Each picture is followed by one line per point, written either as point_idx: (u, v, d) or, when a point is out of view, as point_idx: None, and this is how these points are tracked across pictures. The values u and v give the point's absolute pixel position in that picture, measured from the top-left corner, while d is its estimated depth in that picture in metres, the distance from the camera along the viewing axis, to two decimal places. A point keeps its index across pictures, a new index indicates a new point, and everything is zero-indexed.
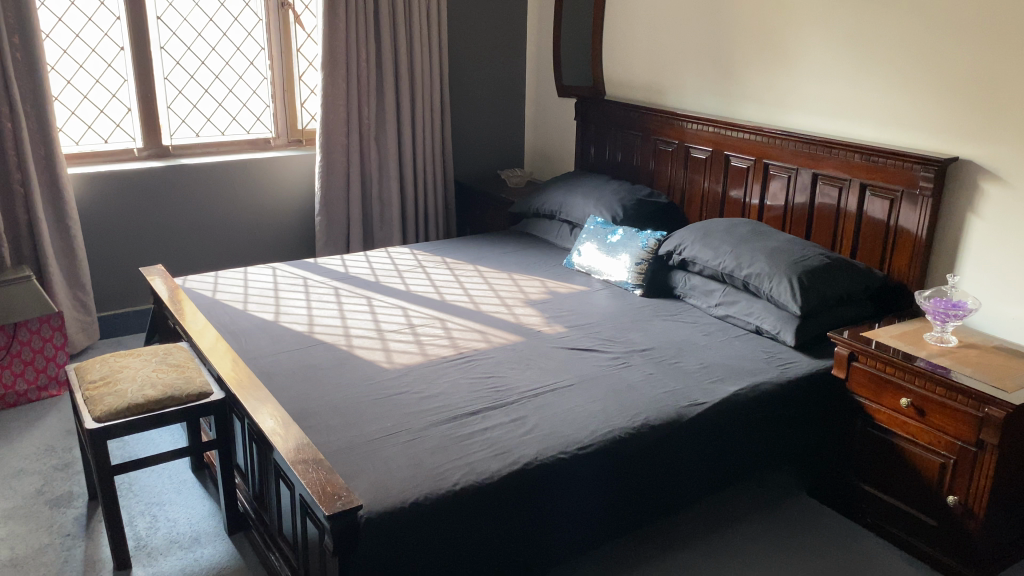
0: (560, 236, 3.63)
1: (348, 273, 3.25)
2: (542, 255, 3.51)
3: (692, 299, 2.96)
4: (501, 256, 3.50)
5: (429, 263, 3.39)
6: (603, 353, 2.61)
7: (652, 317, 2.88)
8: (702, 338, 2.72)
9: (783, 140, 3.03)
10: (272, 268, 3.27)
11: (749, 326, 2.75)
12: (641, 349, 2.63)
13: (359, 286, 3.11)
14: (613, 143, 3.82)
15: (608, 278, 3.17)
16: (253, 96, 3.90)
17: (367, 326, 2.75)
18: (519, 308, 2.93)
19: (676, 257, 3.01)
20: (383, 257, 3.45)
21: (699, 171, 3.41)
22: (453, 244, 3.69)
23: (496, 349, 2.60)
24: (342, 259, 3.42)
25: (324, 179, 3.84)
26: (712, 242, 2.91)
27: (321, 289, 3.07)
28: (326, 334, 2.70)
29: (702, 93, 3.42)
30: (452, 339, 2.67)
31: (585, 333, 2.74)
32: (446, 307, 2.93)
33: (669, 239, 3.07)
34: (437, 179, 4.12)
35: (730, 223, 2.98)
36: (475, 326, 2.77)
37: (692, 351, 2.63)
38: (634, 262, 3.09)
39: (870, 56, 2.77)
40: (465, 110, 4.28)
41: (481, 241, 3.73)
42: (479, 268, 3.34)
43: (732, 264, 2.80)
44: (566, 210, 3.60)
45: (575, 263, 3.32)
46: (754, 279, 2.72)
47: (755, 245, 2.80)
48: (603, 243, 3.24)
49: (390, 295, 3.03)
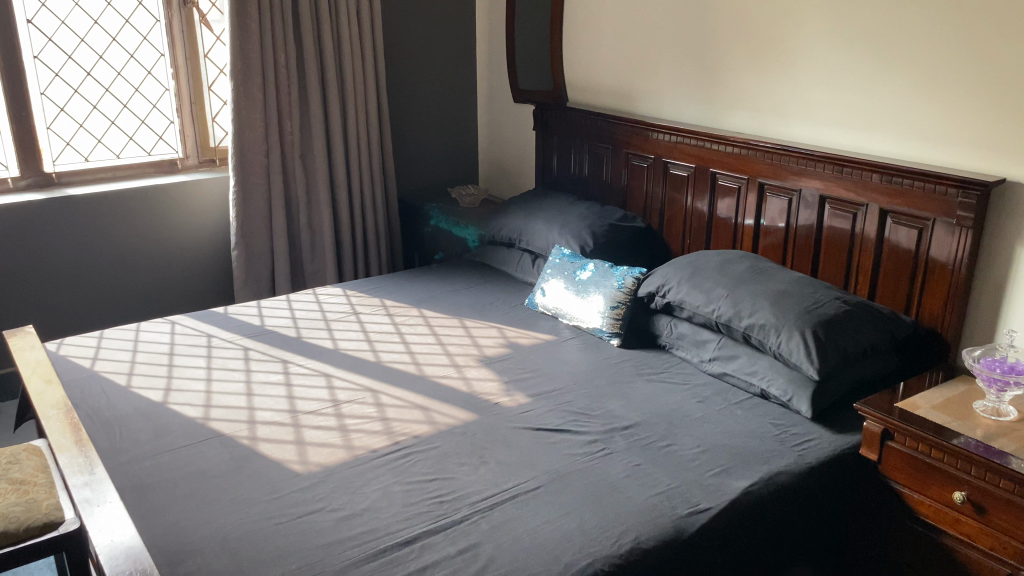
0: (521, 268, 3.09)
1: (264, 328, 2.69)
2: (499, 293, 2.97)
3: (680, 351, 2.45)
4: (450, 296, 2.96)
5: (364, 309, 2.83)
6: (575, 434, 2.08)
7: (633, 377, 2.36)
8: (697, 407, 2.21)
9: (782, 155, 2.53)
10: (172, 324, 2.70)
11: (753, 388, 2.25)
12: (622, 427, 2.10)
13: (276, 347, 2.55)
14: (580, 157, 3.30)
15: (579, 323, 2.64)
16: (154, 111, 3.31)
17: (279, 406, 2.19)
18: (471, 371, 2.40)
19: (659, 301, 2.49)
20: (309, 303, 2.89)
21: (681, 190, 2.90)
22: (394, 281, 3.14)
23: (441, 435, 2.06)
24: (259, 307, 2.85)
25: (240, 207, 3.27)
26: (702, 283, 2.39)
27: (228, 352, 2.50)
28: (224, 419, 2.13)
29: (682, 99, 2.90)
30: (386, 420, 2.13)
31: (553, 404, 2.21)
32: (381, 372, 2.38)
33: (651, 276, 2.56)
34: (376, 202, 3.56)
35: (721, 257, 2.47)
36: (415, 399, 2.23)
37: (686, 427, 2.11)
38: (609, 305, 2.56)
39: (888, 56, 2.28)
40: (407, 119, 3.73)
41: (428, 276, 3.19)
42: (425, 314, 2.80)
43: (729, 311, 2.28)
44: (527, 238, 3.06)
45: (538, 304, 2.79)
46: (757, 331, 2.21)
47: (756, 288, 2.29)
48: (571, 281, 2.71)
49: (313, 358, 2.47)
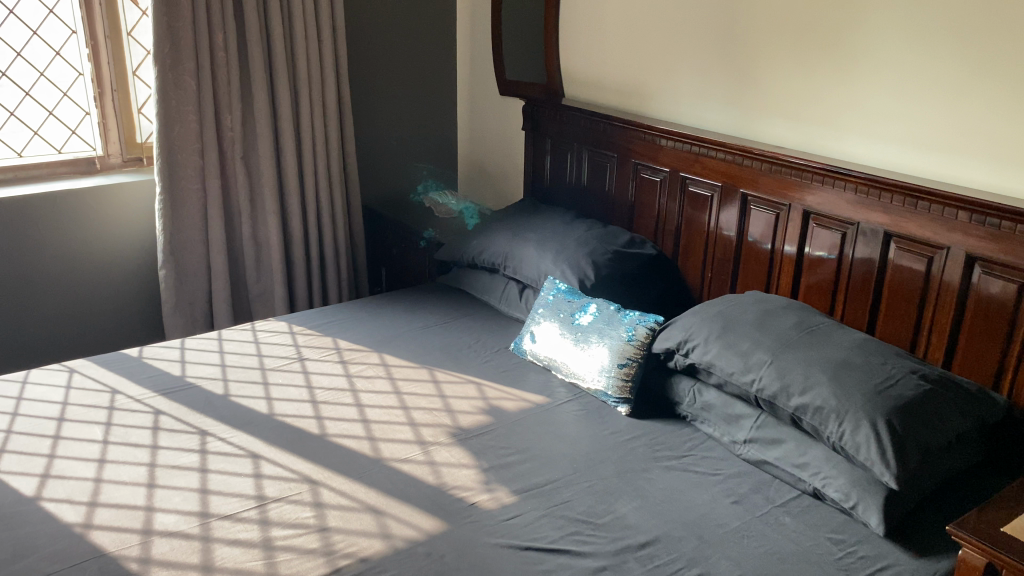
0: (505, 299, 2.56)
1: (185, 381, 2.15)
2: (478, 331, 2.45)
3: (706, 426, 1.95)
4: (419, 334, 2.43)
5: (311, 354, 2.30)
6: (576, 557, 1.57)
7: (647, 464, 1.85)
8: (732, 512, 1.71)
9: (837, 180, 2.02)
10: (69, 376, 2.15)
11: (803, 484, 1.76)
12: (638, 546, 1.60)
13: (196, 411, 2.02)
14: (578, 167, 2.77)
15: (576, 381, 2.13)
16: (65, 101, 2.74)
17: (187, 506, 1.67)
18: (441, 449, 1.88)
19: (680, 360, 1.98)
20: (245, 343, 2.35)
21: (702, 213, 2.39)
22: (352, 311, 2.61)
23: (398, 559, 1.55)
24: (184, 350, 2.32)
25: (167, 216, 2.71)
26: (737, 342, 1.88)
27: (133, 419, 1.97)
28: (111, 527, 1.60)
29: (705, 102, 2.38)
30: (326, 532, 1.61)
31: (547, 506, 1.70)
32: (325, 452, 1.86)
33: (669, 327, 2.05)
34: (335, 210, 3.02)
35: (759, 307, 1.97)
36: (366, 498, 1.71)
37: (721, 546, 1.61)
38: (615, 361, 2.05)
39: (980, 60, 1.76)
40: (373, 114, 3.18)
41: (394, 304, 2.66)
42: (386, 361, 2.27)
43: (773, 384, 1.78)
44: (514, 264, 2.53)
45: (526, 350, 2.27)
46: (812, 415, 1.72)
47: (809, 355, 1.79)
48: (568, 325, 2.20)
49: (240, 429, 1.95)
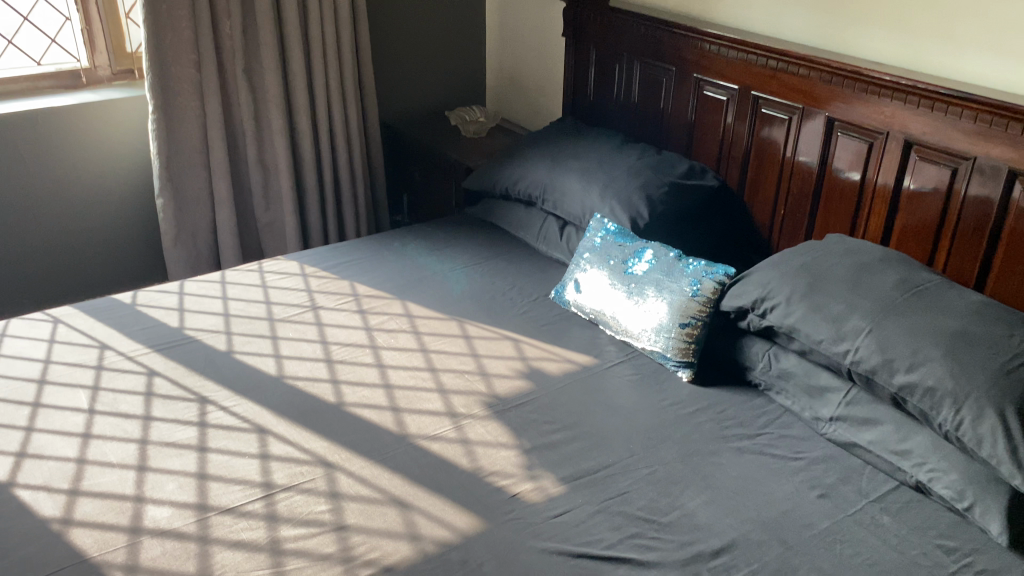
0: (543, 237, 2.28)
1: (183, 335, 1.90)
2: (514, 274, 2.17)
3: (783, 398, 1.69)
4: (447, 277, 2.15)
5: (325, 301, 2.03)
6: (638, 568, 1.33)
7: (715, 445, 1.59)
8: (819, 509, 1.45)
9: (951, 106, 1.67)
10: (52, 328, 1.90)
11: (902, 474, 1.49)
12: (711, 555, 1.35)
13: (195, 373, 1.77)
14: (628, 80, 2.42)
15: (630, 339, 1.85)
16: (41, 4, 2.40)
17: (182, 496, 1.44)
18: (474, 423, 1.62)
19: (755, 321, 1.71)
20: (252, 288, 2.09)
21: (776, 140, 2.05)
22: (371, 248, 2.32)
23: (427, 568, 1.32)
24: (183, 296, 2.05)
25: (163, 138, 2.41)
26: (828, 305, 1.59)
27: (123, 383, 1.73)
28: (93, 523, 1.37)
29: (786, 6, 2.01)
30: (343, 532, 1.37)
31: (601, 500, 1.45)
32: (342, 426, 1.61)
33: (743, 281, 1.76)
34: (351, 129, 2.70)
35: (852, 260, 1.66)
36: (390, 487, 1.47)
37: (809, 555, 1.36)
38: (676, 321, 1.77)
39: None
40: (393, 18, 2.81)
41: (418, 240, 2.37)
42: (410, 311, 2.00)
43: (872, 357, 1.50)
44: (555, 198, 2.23)
45: (570, 300, 1.99)
46: (920, 397, 1.44)
47: (917, 322, 1.49)
48: (619, 274, 1.91)
49: (244, 396, 1.70)
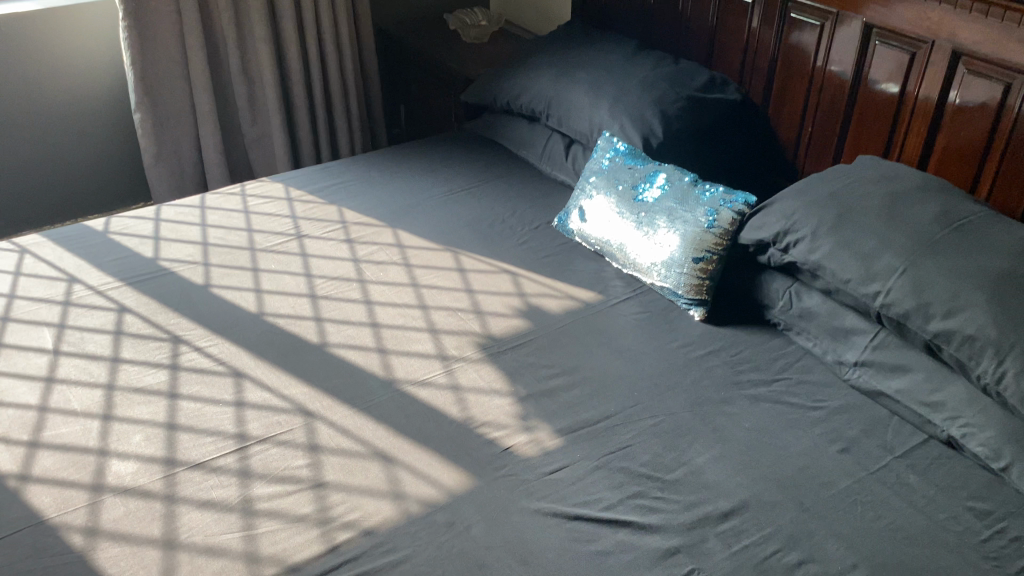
0: (548, 156, 2.12)
1: (157, 266, 1.77)
2: (515, 199, 2.01)
3: (805, 339, 1.55)
4: (443, 202, 2.00)
5: (311, 229, 1.89)
6: (640, 533, 1.22)
7: (727, 392, 1.46)
8: (839, 466, 1.33)
9: (1009, 11, 1.46)
10: (18, 259, 1.78)
11: (932, 428, 1.36)
12: (720, 518, 1.24)
13: (168, 309, 1.65)
14: None
15: (638, 274, 1.71)
16: None
17: (149, 449, 1.33)
18: (467, 367, 1.50)
19: (777, 256, 1.56)
20: (233, 214, 1.94)
21: (807, 48, 1.84)
22: (362, 169, 2.16)
23: (410, 531, 1.21)
24: (159, 223, 1.92)
25: (137, 47, 2.22)
26: (858, 240, 1.43)
27: (92, 320, 1.61)
28: (53, 479, 1.28)
29: None
30: (320, 490, 1.27)
31: (600, 455, 1.34)
32: (324, 370, 1.50)
33: (764, 211, 1.60)
34: (342, 35, 2.49)
35: (887, 188, 1.49)
36: (373, 438, 1.36)
37: (827, 518, 1.25)
38: (688, 254, 1.62)
39: None
40: None
41: (413, 161, 2.20)
42: (402, 240, 1.86)
43: (906, 300, 1.35)
44: (559, 113, 2.05)
45: (574, 230, 1.85)
46: (958, 346, 1.29)
47: (958, 262, 1.33)
48: (627, 202, 1.75)
49: (220, 335, 1.58)
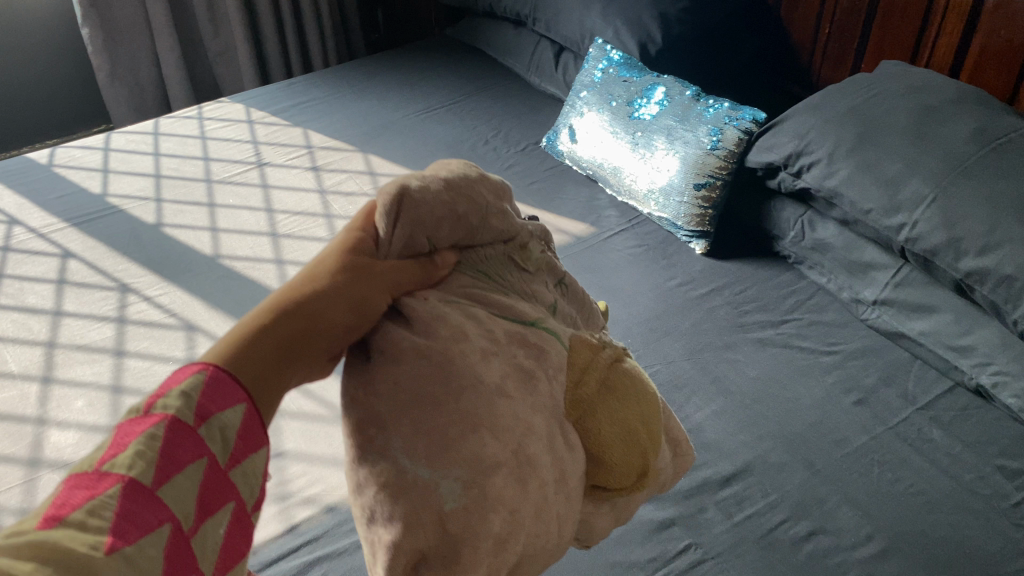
0: (535, 66, 1.91)
1: (106, 204, 1.61)
2: (500, 116, 1.83)
3: (818, 274, 1.40)
4: (419, 122, 1.82)
5: (274, 157, 1.73)
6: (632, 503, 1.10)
7: (730, 337, 1.32)
8: (854, 420, 1.20)
9: None
10: None
11: (960, 375, 1.23)
12: (721, 483, 1.12)
13: (117, 253, 1.50)
14: None
15: (634, 201, 1.55)
16: None
17: (92, 416, 1.21)
18: None
19: (789, 181, 1.40)
20: (188, 141, 1.78)
21: None
22: (332, 87, 1.98)
23: None
24: (108, 152, 1.75)
25: None
26: (881, 164, 1.26)
27: (31, 268, 1.46)
28: None
29: None
30: (279, 460, 1.15)
31: None
32: None
33: (775, 129, 1.42)
34: None
35: (916, 100, 1.30)
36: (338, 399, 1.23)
37: (841, 482, 1.12)
38: (689, 181, 1.44)
39: None
40: None
41: (389, 75, 2.01)
42: (374, 167, 1.69)
43: (935, 234, 1.19)
44: (548, 17, 1.85)
45: (564, 151, 1.67)
46: (994, 287, 1.14)
47: (996, 188, 1.15)
48: (622, 120, 1.56)
49: (172, 282, 1.43)
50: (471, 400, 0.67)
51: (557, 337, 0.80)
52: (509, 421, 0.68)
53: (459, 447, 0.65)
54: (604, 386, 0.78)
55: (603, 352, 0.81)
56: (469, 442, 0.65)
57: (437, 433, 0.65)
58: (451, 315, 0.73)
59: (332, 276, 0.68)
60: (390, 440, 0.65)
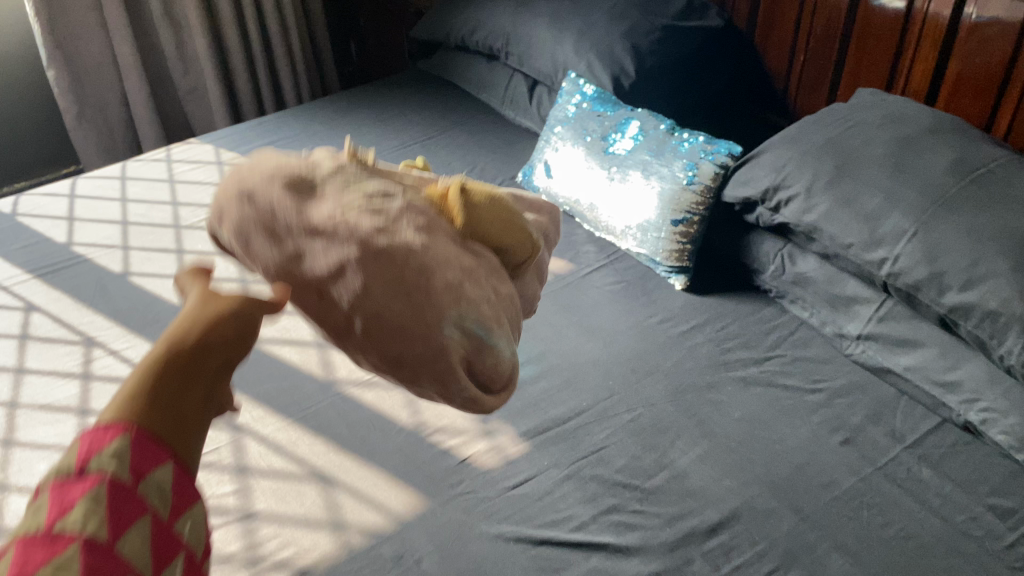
0: (510, 100, 1.89)
1: (71, 253, 1.57)
2: (474, 151, 1.80)
3: (800, 308, 1.38)
4: (392, 160, 1.79)
5: None
6: (616, 557, 1.06)
7: (713, 377, 1.29)
8: (841, 461, 1.17)
9: None
10: None
11: (947, 411, 1.20)
12: (707, 532, 1.08)
13: (81, 305, 1.45)
14: None
15: (611, 236, 1.52)
16: None
17: None
18: None
19: (767, 215, 1.38)
20: (156, 185, 1.74)
21: None
22: (303, 125, 1.95)
23: (352, 569, 1.05)
24: (74, 199, 1.71)
25: None
26: (859, 198, 1.24)
27: None
28: None
29: None
30: (249, 522, 1.11)
31: (571, 462, 1.17)
32: (256, 372, 1.32)
33: (751, 163, 1.40)
34: None
35: (891, 132, 1.28)
36: (310, 456, 1.19)
37: (830, 527, 1.08)
38: (666, 216, 1.42)
39: None
40: None
41: (361, 112, 1.98)
42: None
43: (917, 269, 1.17)
44: (520, 51, 1.82)
45: (539, 187, 1.65)
46: (979, 322, 1.11)
47: (977, 221, 1.14)
48: (596, 155, 1.54)
49: (139, 334, 1.39)
50: (406, 255, 0.70)
51: (428, 167, 0.82)
52: (453, 269, 0.72)
53: (423, 301, 0.70)
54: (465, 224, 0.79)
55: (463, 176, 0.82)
56: (447, 308, 0.71)
57: (402, 303, 0.70)
58: (351, 196, 0.73)
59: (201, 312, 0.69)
60: (374, 302, 0.70)
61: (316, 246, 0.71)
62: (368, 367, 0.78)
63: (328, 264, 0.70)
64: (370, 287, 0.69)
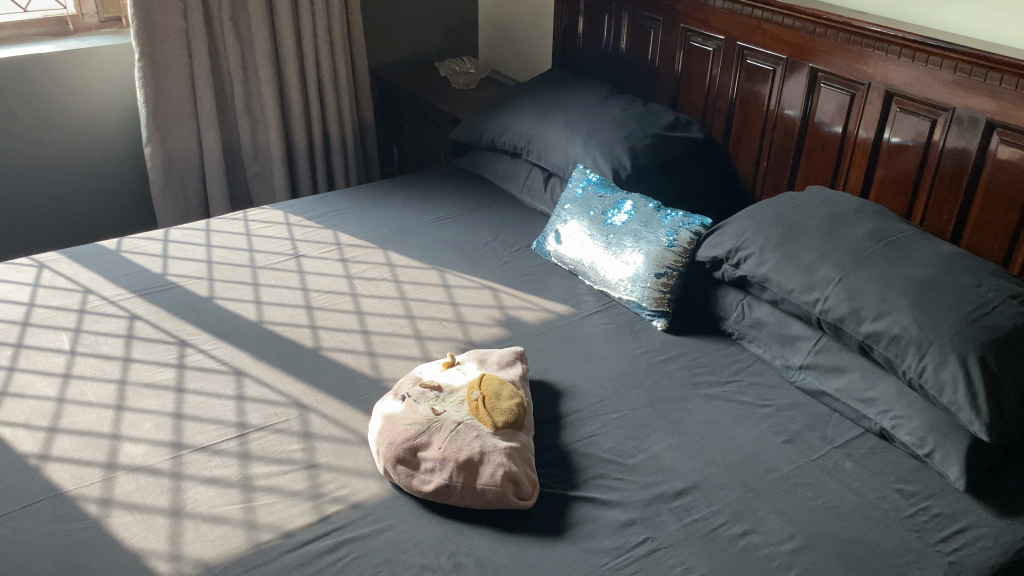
0: (528, 189, 2.29)
1: (166, 281, 1.92)
2: (497, 226, 2.19)
3: (756, 347, 1.71)
4: (428, 228, 2.17)
5: (308, 250, 2.06)
6: (600, 507, 1.35)
7: (685, 392, 1.61)
8: (783, 454, 1.47)
9: (929, 56, 1.66)
10: (37, 274, 1.93)
11: (867, 421, 1.52)
12: (674, 495, 1.38)
13: (176, 317, 1.79)
14: (617, 31, 2.42)
15: (607, 289, 1.88)
16: None
17: (158, 435, 1.47)
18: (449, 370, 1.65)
19: (730, 271, 1.74)
20: (236, 236, 2.12)
21: (761, 92, 2.04)
22: (354, 200, 2.34)
23: (394, 504, 1.34)
24: (168, 244, 2.08)
25: (149, 86, 2.39)
26: (800, 255, 1.60)
27: (105, 325, 1.75)
28: (70, 459, 1.41)
29: None
30: (314, 470, 1.40)
31: (570, 442, 1.48)
32: (318, 369, 1.64)
33: (719, 232, 1.77)
34: (340, 79, 2.69)
35: (827, 210, 1.66)
36: (361, 427, 1.50)
37: (770, 497, 1.38)
38: (651, 271, 1.79)
39: None
40: None
41: (403, 193, 2.38)
42: (391, 261, 2.02)
43: (842, 306, 1.51)
44: (539, 149, 2.24)
45: (550, 252, 2.02)
46: (887, 346, 1.45)
47: (886, 271, 1.49)
48: (597, 226, 1.92)
49: (223, 340, 1.72)
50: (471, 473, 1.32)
51: (476, 419, 1.40)
52: (497, 462, 1.32)
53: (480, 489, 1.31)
54: (493, 407, 1.42)
55: (490, 404, 1.42)
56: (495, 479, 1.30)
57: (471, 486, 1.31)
58: (442, 458, 1.34)
59: (398, 463, 1.35)
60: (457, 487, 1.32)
61: (435, 476, 1.33)
62: (439, 478, 1.32)
63: (443, 482, 1.32)
64: (460, 477, 1.32)
